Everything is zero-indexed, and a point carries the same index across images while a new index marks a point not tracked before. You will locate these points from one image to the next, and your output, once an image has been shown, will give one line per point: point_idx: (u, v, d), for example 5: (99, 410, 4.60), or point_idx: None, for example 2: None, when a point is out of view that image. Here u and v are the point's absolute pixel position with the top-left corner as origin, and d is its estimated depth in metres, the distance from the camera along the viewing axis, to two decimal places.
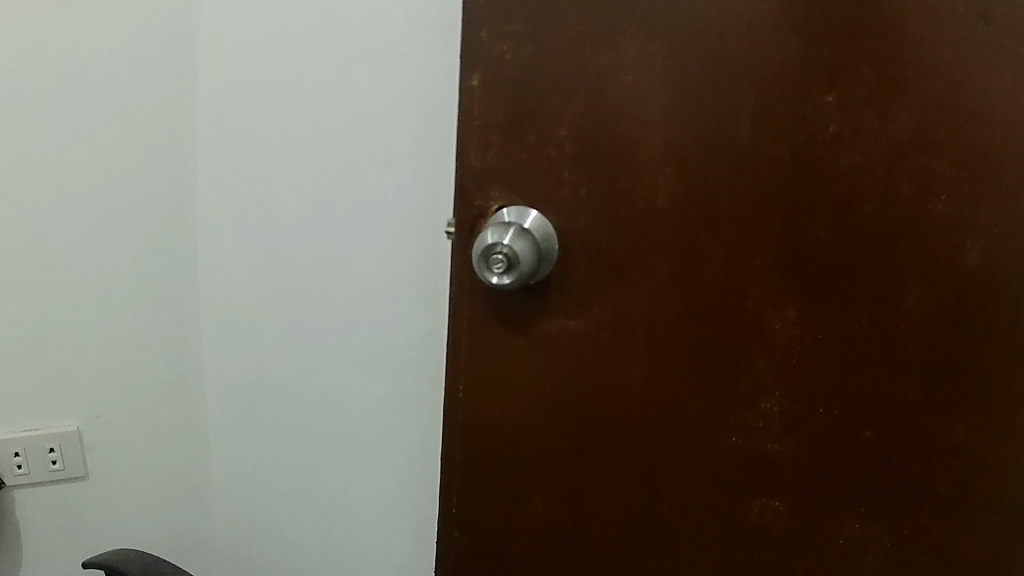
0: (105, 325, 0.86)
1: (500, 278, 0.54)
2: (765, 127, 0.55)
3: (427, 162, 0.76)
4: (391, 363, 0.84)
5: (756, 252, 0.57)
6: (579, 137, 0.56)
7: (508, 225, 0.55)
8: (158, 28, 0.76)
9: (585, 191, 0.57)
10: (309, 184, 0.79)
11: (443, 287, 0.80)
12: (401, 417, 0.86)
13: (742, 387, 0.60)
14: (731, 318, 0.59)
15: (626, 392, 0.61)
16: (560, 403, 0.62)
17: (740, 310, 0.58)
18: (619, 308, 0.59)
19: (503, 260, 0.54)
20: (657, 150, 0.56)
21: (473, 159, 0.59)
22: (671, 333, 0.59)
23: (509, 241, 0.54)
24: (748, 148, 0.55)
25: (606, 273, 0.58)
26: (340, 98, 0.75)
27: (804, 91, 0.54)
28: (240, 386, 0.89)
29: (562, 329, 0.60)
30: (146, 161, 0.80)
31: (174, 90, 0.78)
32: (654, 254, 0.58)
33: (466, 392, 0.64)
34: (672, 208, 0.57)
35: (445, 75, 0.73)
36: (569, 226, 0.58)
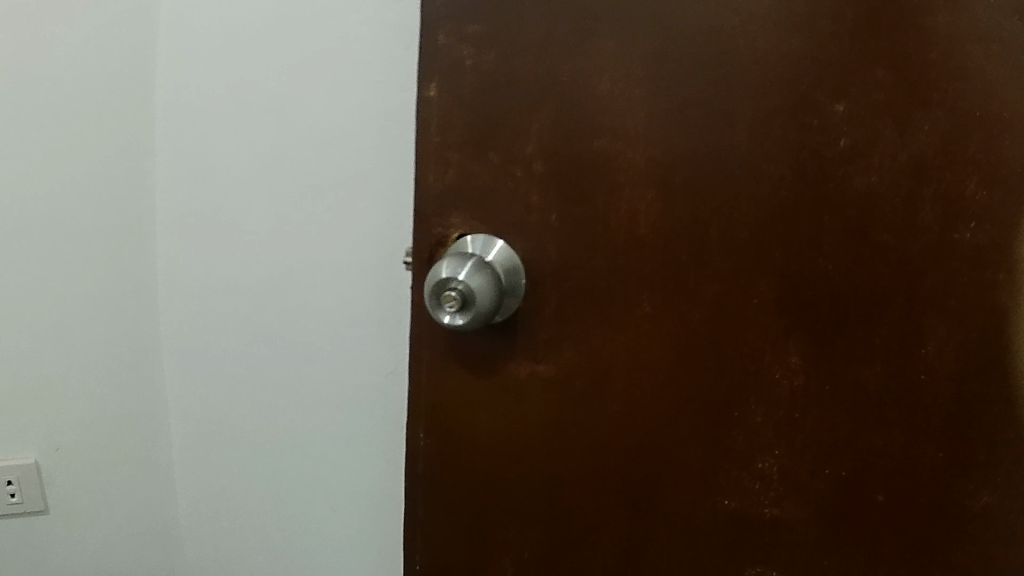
0: (63, 354, 0.80)
1: (453, 317, 0.47)
2: (764, 143, 0.47)
3: (391, 179, 0.70)
4: (362, 397, 0.78)
5: (754, 289, 0.50)
6: (549, 155, 0.49)
7: (469, 257, 0.48)
8: (112, 39, 0.70)
9: (556, 218, 0.50)
10: (273, 205, 0.73)
11: (404, 325, 0.75)
12: (375, 457, 0.81)
13: (734, 444, 0.53)
14: (725, 364, 0.51)
15: (606, 447, 0.54)
16: (533, 457, 0.55)
17: (736, 354, 0.51)
18: (596, 350, 0.52)
19: (456, 296, 0.46)
20: (638, 172, 0.49)
21: (431, 181, 0.51)
22: (655, 382, 0.52)
23: (466, 275, 0.47)
24: (744, 169, 0.48)
25: (582, 309, 0.51)
26: (302, 112, 0.69)
27: (810, 99, 0.46)
28: (206, 421, 0.83)
29: (533, 374, 0.53)
30: (101, 181, 0.74)
31: (130, 103, 0.72)
32: (637, 289, 0.50)
33: (427, 440, 0.56)
34: (655, 237, 0.49)
35: (406, 85, 0.68)
36: (539, 256, 0.51)
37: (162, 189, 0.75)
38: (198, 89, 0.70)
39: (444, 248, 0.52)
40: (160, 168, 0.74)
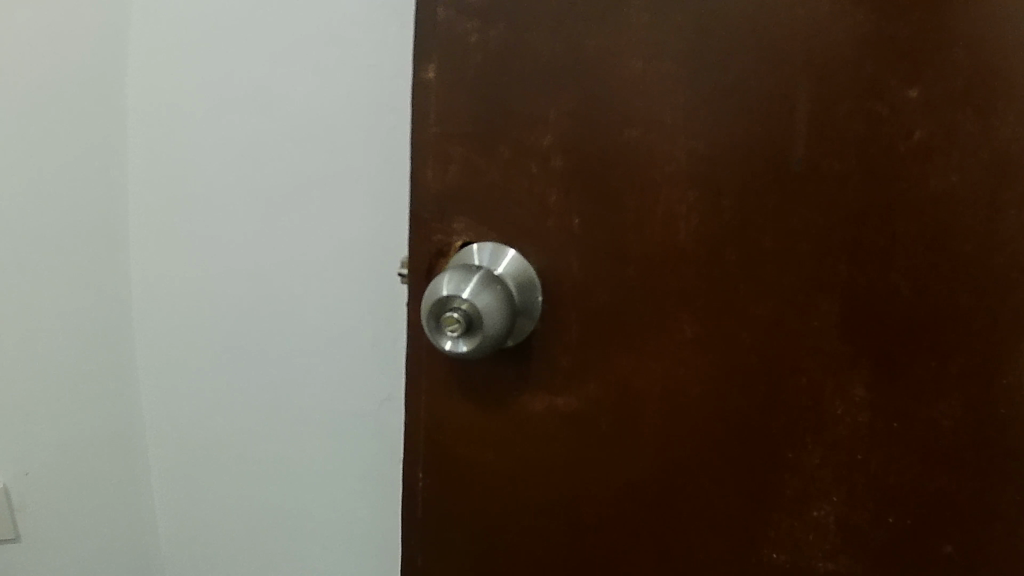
0: (22, 382, 0.69)
1: (456, 343, 0.39)
2: (824, 134, 0.39)
3: (387, 178, 0.62)
4: (355, 423, 0.70)
5: (810, 308, 0.42)
6: (569, 148, 0.41)
7: (475, 271, 0.40)
8: (80, 29, 0.61)
9: (578, 223, 0.42)
10: (260, 210, 0.65)
11: (401, 346, 0.67)
12: (369, 490, 0.73)
13: (779, 486, 0.45)
14: (774, 397, 0.43)
15: (631, 490, 0.46)
16: (546, 500, 0.47)
17: (786, 385, 0.43)
18: (624, 380, 0.44)
19: (460, 319, 0.38)
20: (675, 168, 0.41)
21: (430, 179, 0.44)
22: (687, 415, 0.44)
23: (471, 293, 0.39)
24: (802, 164, 0.40)
25: (608, 333, 0.43)
26: (285, 102, 0.62)
27: (879, 82, 0.38)
28: (186, 444, 0.76)
29: (549, 407, 0.45)
30: (74, 180, 0.64)
31: (104, 94, 0.64)
32: (672, 308, 0.42)
33: (427, 480, 0.49)
34: (696, 247, 0.41)
35: (400, 69, 0.60)
36: (557, 269, 0.42)
37: (141, 194, 0.67)
38: (178, 80, 0.63)
39: (447, 259, 0.44)
40: (139, 171, 0.67)
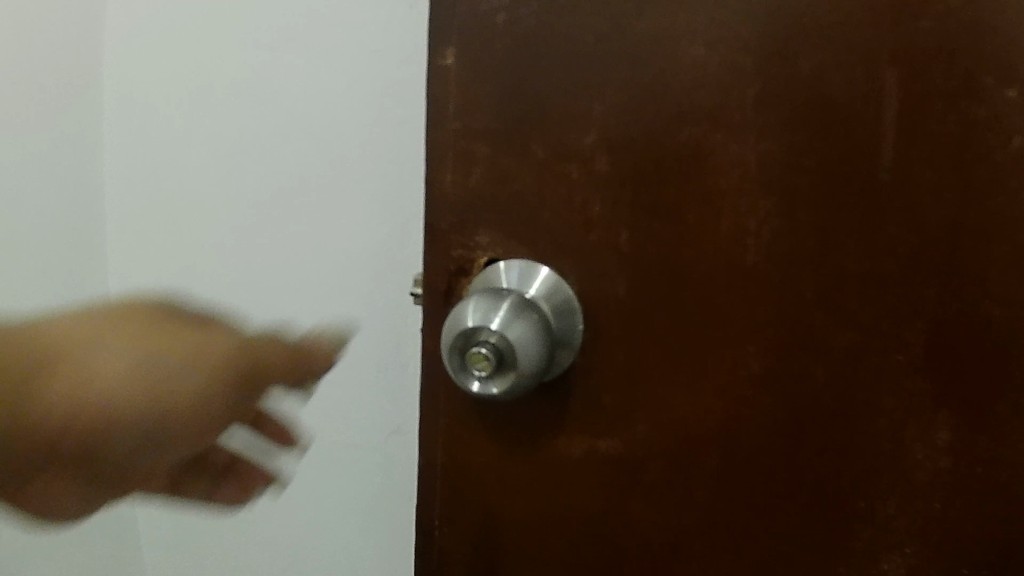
0: None
1: (483, 384, 0.33)
2: (916, 138, 0.33)
3: (393, 180, 0.55)
4: (359, 456, 0.63)
5: (895, 338, 0.36)
6: (616, 149, 0.35)
7: (504, 296, 0.34)
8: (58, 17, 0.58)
9: (627, 238, 0.35)
10: (254, 218, 0.59)
11: (414, 372, 0.60)
12: (371, 532, 0.65)
13: (849, 536, 0.39)
14: (852, 436, 0.37)
15: (681, 551, 0.39)
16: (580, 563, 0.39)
17: (867, 425, 0.37)
18: (678, 422, 0.37)
19: (489, 355, 0.32)
20: (744, 174, 0.34)
21: (449, 183, 0.37)
22: (752, 463, 0.37)
23: (501, 324, 0.32)
24: (893, 169, 0.34)
25: (661, 367, 0.36)
26: (277, 95, 0.56)
27: (977, 77, 0.32)
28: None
29: (589, 453, 0.38)
30: (52, 168, 0.60)
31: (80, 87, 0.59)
32: (737, 338, 0.35)
33: (445, 526, 0.40)
34: (767, 268, 0.35)
35: (411, 54, 0.53)
36: (601, 292, 0.36)
37: (128, 202, 0.63)
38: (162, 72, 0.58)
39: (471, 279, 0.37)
40: (116, 170, 0.62)
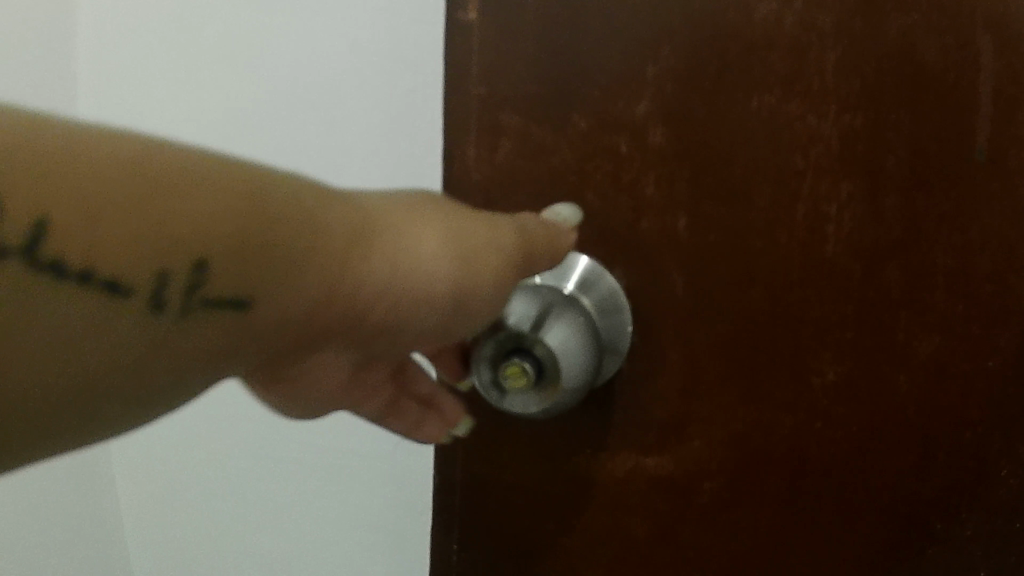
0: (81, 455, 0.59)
1: (530, 400, 0.30)
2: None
3: (401, 123, 0.49)
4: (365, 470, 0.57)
5: (988, 344, 0.29)
6: (672, 120, 0.29)
7: (537, 299, 0.30)
8: None
9: (682, 224, 0.30)
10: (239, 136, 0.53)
11: None
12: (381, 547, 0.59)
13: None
14: (926, 469, 0.30)
15: None
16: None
17: (946, 453, 0.30)
18: (738, 440, 0.31)
19: (525, 372, 0.29)
20: (824, 150, 0.29)
21: (472, 159, 0.32)
22: (816, 495, 0.31)
23: (539, 335, 0.29)
24: (992, 151, 0.28)
25: (721, 376, 0.31)
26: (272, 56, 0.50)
27: None
28: (165, 466, 0.61)
29: (633, 474, 0.33)
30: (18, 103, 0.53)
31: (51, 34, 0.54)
32: (810, 342, 0.30)
33: (464, 555, 0.36)
34: (846, 262, 0.30)
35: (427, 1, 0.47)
36: (653, 288, 0.31)
37: (99, 92, 0.55)
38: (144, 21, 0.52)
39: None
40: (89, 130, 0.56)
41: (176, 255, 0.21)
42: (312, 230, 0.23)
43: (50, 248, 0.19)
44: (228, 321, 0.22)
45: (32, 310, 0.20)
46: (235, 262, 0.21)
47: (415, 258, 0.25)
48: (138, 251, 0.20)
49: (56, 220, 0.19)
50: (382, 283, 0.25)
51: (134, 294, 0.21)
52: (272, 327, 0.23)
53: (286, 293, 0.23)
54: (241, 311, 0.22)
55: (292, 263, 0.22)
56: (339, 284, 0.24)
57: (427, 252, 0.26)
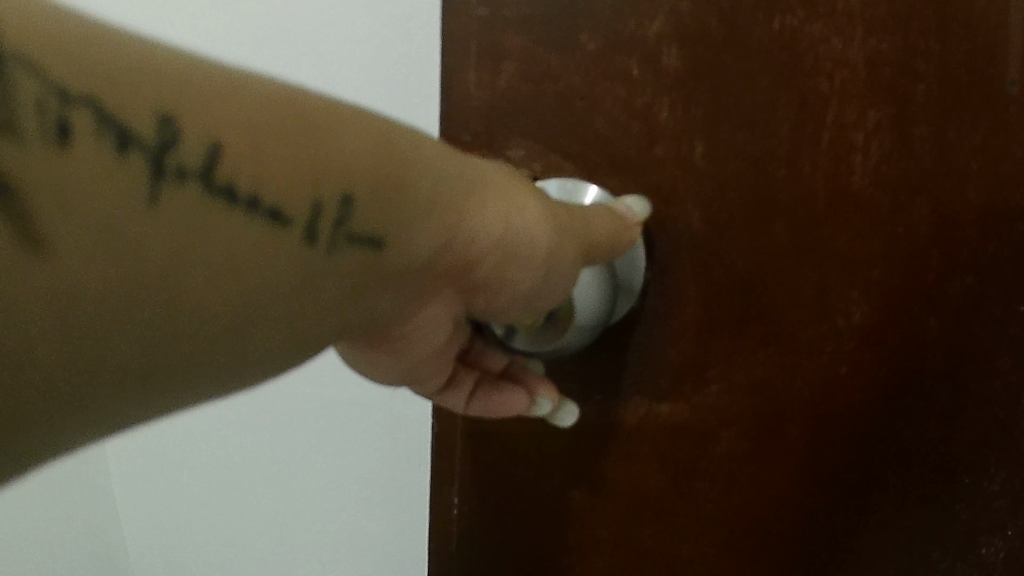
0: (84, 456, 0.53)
1: (537, 338, 0.31)
2: None
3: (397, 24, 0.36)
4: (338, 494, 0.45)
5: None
6: (687, 39, 0.27)
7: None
8: None
9: (700, 150, 0.28)
10: (220, 26, 0.39)
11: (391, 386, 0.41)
12: None
13: (943, 562, 0.29)
14: (954, 424, 0.28)
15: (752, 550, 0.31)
16: (637, 555, 0.32)
17: (976, 407, 0.27)
18: (755, 385, 0.29)
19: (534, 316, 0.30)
20: (851, 75, 0.27)
21: (477, 84, 0.30)
22: (840, 444, 0.29)
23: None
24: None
25: (741, 316, 0.29)
26: None
27: None
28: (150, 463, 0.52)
29: (649, 419, 0.31)
30: None
31: None
32: (833, 280, 0.28)
33: (466, 504, 0.34)
34: (872, 197, 0.27)
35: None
36: (671, 220, 0.29)
37: None
38: None
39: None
40: None
41: (327, 187, 0.19)
42: (430, 183, 0.22)
43: (227, 173, 0.18)
44: (359, 260, 0.21)
45: (203, 231, 0.18)
46: (372, 198, 0.20)
47: (513, 219, 0.24)
48: (301, 175, 0.19)
49: (232, 150, 0.18)
50: (487, 242, 0.24)
51: (293, 223, 0.19)
52: (398, 267, 0.22)
53: (415, 239, 0.22)
54: (377, 248, 0.21)
55: (418, 208, 0.22)
56: (450, 228, 0.23)
57: (522, 223, 0.24)
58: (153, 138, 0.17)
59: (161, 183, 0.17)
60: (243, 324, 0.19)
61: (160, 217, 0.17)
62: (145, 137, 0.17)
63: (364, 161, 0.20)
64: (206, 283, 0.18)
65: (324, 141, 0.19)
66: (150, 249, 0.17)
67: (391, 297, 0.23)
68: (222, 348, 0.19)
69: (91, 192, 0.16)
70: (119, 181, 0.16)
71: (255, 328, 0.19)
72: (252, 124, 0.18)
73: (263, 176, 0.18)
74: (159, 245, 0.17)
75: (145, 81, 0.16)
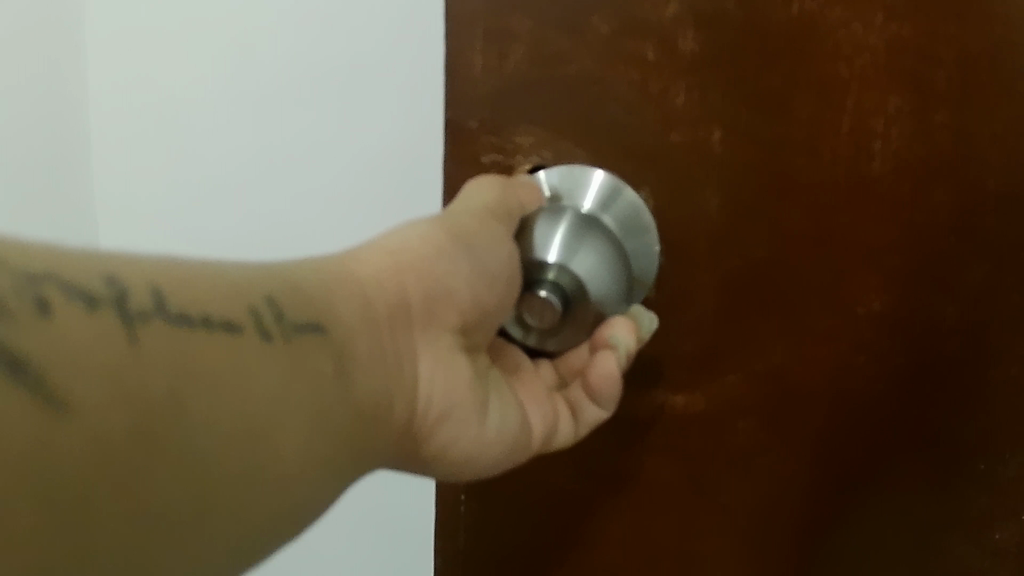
0: None
1: (557, 336, 0.28)
2: None
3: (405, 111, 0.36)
4: None
5: None
6: (706, 22, 0.26)
7: (558, 224, 0.28)
8: None
9: (719, 138, 0.27)
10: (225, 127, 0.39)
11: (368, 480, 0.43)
12: None
13: (957, 544, 0.29)
14: (971, 412, 0.28)
15: (771, 541, 0.30)
16: (646, 548, 0.32)
17: (990, 393, 0.27)
18: (772, 376, 0.29)
19: (549, 305, 0.26)
20: (871, 60, 0.26)
21: (483, 70, 0.28)
22: (854, 436, 0.29)
23: (557, 262, 0.27)
24: None
25: (759, 306, 0.28)
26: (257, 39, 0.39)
27: None
28: None
29: (660, 416, 0.30)
30: None
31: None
32: (853, 272, 0.27)
33: (474, 502, 0.33)
34: (892, 188, 0.27)
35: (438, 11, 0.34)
36: (688, 208, 0.28)
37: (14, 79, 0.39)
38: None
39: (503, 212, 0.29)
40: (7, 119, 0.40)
41: (252, 295, 0.21)
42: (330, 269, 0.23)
43: (175, 303, 0.19)
44: (318, 346, 0.22)
45: (176, 345, 0.18)
46: (291, 293, 0.22)
47: (398, 260, 0.24)
48: (227, 294, 0.20)
49: (168, 288, 0.19)
50: (391, 283, 0.24)
51: (245, 327, 0.20)
52: (357, 338, 0.23)
53: (349, 319, 0.23)
54: (321, 334, 0.22)
55: (329, 292, 0.23)
56: (364, 301, 0.23)
57: (407, 251, 0.25)
58: (101, 295, 0.18)
59: (134, 326, 0.18)
60: (253, 431, 0.19)
61: (141, 348, 0.18)
62: (101, 296, 0.18)
63: (267, 274, 0.22)
64: (202, 399, 0.18)
65: (221, 272, 0.21)
66: (142, 379, 0.17)
67: (376, 382, 0.23)
68: (247, 461, 0.19)
69: (75, 350, 0.17)
70: (97, 334, 0.17)
71: (267, 434, 0.20)
72: (174, 273, 0.20)
73: (207, 302, 0.20)
74: (149, 374, 0.17)
75: (69, 260, 0.18)
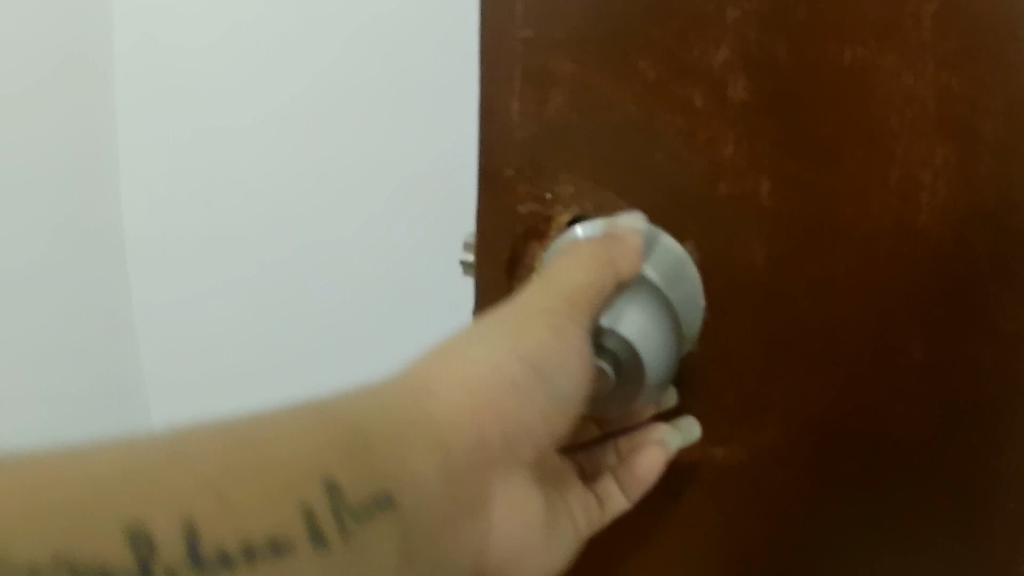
0: None
1: (616, 399, 0.28)
2: None
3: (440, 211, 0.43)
4: None
5: None
6: (756, 69, 0.25)
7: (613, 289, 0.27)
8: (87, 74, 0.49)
9: (767, 188, 0.26)
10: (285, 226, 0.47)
11: None
12: None
13: None
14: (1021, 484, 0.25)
15: None
16: None
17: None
18: (811, 426, 0.28)
19: (601, 374, 0.27)
20: (920, 110, 0.24)
21: (523, 120, 0.27)
22: (895, 501, 0.27)
23: (605, 328, 0.27)
24: None
25: (801, 355, 0.28)
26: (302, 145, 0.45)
27: None
28: None
29: (700, 460, 0.30)
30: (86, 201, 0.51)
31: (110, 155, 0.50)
32: (904, 328, 0.26)
33: None
34: (942, 238, 0.25)
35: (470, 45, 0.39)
36: (732, 257, 0.27)
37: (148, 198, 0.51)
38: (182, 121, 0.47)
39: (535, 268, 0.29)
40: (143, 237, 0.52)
41: (309, 488, 0.22)
42: (401, 411, 0.24)
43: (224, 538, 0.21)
44: (375, 524, 0.23)
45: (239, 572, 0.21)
46: (352, 468, 0.23)
47: (470, 388, 0.25)
48: (279, 505, 0.22)
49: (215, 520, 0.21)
50: (463, 419, 0.25)
51: (300, 537, 0.22)
52: (423, 492, 0.24)
53: (416, 476, 0.24)
54: (386, 504, 0.23)
55: (398, 443, 0.24)
56: (435, 445, 0.24)
57: (476, 378, 0.26)
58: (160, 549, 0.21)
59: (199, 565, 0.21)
60: None
61: None
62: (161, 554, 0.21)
63: (332, 436, 0.23)
64: None
65: (281, 449, 0.22)
66: None
67: (441, 538, 0.25)
68: None
69: None
70: None
71: None
72: (235, 480, 0.21)
73: (249, 522, 0.21)
74: None
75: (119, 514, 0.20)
